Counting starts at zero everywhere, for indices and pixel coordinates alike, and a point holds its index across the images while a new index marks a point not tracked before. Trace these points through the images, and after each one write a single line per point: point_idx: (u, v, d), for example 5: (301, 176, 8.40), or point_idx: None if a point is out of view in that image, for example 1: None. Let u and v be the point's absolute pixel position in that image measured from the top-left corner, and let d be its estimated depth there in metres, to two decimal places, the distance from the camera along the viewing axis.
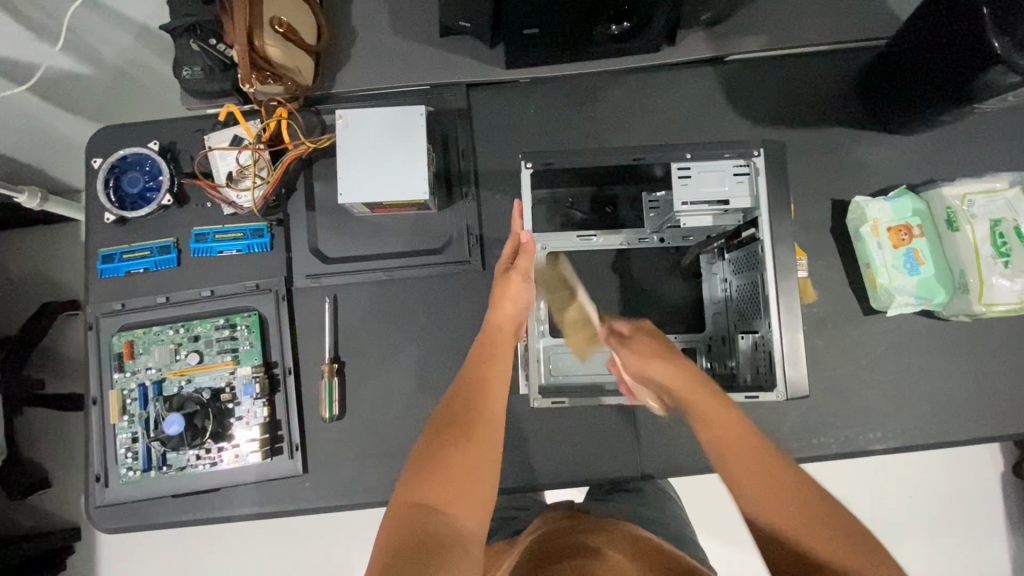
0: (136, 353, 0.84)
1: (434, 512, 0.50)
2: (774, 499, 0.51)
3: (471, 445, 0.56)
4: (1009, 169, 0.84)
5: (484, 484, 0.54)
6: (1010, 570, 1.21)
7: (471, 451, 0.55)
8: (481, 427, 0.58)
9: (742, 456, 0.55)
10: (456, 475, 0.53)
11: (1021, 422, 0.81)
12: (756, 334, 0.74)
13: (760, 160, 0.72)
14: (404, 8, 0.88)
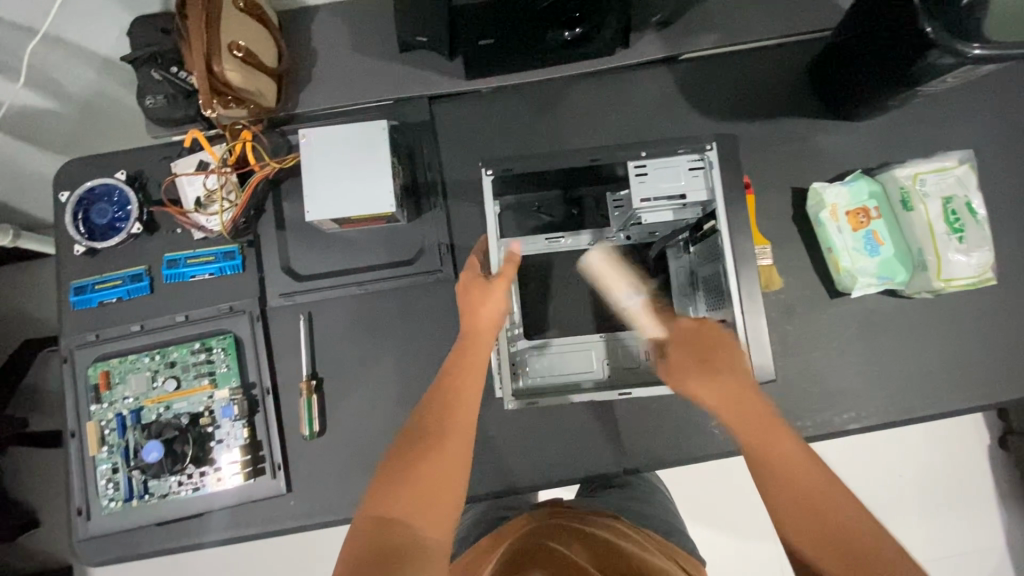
0: (113, 383, 0.84)
1: (399, 520, 0.51)
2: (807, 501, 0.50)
3: (442, 448, 0.56)
4: (961, 147, 0.86)
5: (454, 488, 0.55)
6: (1002, 541, 1.23)
7: (441, 455, 0.56)
8: (452, 434, 0.58)
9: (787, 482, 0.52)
10: (422, 484, 0.53)
11: (990, 392, 0.83)
12: (724, 322, 0.75)
13: (714, 153, 0.74)
14: (362, 26, 0.89)
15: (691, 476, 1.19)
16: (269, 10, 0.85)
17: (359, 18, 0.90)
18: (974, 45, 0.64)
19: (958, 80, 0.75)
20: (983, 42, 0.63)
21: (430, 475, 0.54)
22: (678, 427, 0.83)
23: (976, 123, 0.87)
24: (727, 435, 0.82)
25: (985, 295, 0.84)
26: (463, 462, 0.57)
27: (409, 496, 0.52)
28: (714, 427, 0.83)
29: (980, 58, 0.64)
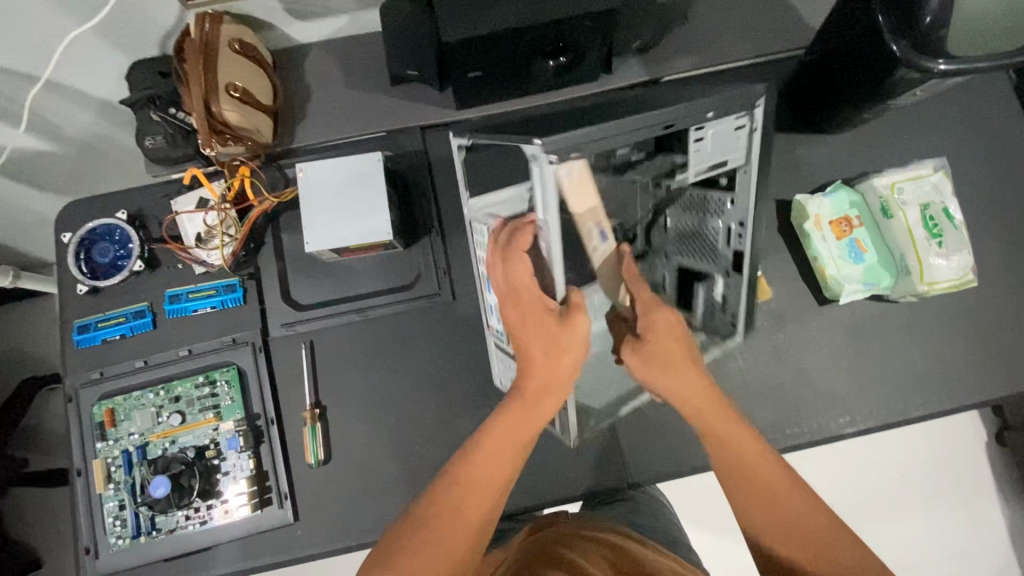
0: (117, 420, 0.84)
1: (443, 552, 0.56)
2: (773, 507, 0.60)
3: (478, 487, 0.60)
4: (935, 154, 0.90)
5: (490, 518, 0.60)
6: (1007, 537, 1.23)
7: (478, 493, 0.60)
8: (484, 485, 0.61)
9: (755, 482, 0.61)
10: (447, 533, 0.57)
11: (980, 391, 0.85)
12: (711, 285, 0.77)
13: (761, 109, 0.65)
14: (355, 62, 0.93)
15: (692, 485, 1.20)
16: (265, 50, 0.89)
17: (351, 55, 0.93)
18: (940, 60, 0.66)
19: (927, 92, 0.78)
20: (949, 57, 0.66)
21: (467, 508, 0.59)
22: (679, 438, 0.85)
23: (948, 131, 0.90)
24: None
25: (969, 297, 0.86)
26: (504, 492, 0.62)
27: (449, 533, 0.57)
28: None
29: (946, 73, 0.67)
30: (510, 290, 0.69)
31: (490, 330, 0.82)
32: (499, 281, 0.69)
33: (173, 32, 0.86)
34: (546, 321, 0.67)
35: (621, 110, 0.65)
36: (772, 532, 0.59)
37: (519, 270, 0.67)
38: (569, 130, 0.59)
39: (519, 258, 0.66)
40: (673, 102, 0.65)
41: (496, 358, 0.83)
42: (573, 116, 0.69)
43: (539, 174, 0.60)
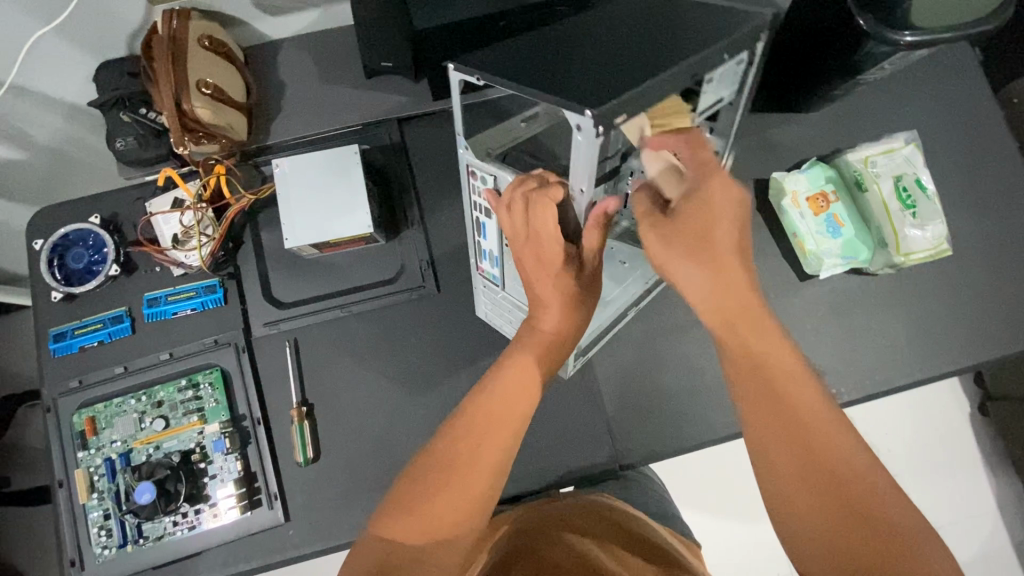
0: (99, 428, 0.83)
1: (445, 521, 0.56)
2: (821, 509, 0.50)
3: (493, 427, 0.60)
4: (906, 128, 0.91)
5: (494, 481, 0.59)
6: (993, 505, 1.26)
7: (491, 441, 0.59)
8: (496, 429, 0.60)
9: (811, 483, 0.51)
10: (456, 476, 0.57)
11: (960, 358, 0.86)
12: None
13: (762, 44, 0.58)
14: (329, 57, 0.92)
15: (685, 466, 1.23)
16: (236, 47, 0.88)
17: (325, 49, 0.92)
18: (907, 32, 0.68)
19: (895, 67, 0.80)
20: (915, 29, 0.68)
21: (472, 472, 0.58)
22: (669, 418, 0.85)
23: (918, 105, 0.92)
24: (714, 421, 0.85)
25: (944, 267, 0.88)
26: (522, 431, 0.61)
27: (453, 504, 0.56)
28: (703, 415, 0.85)
29: (914, 44, 0.68)
30: (526, 241, 0.61)
31: (479, 273, 0.78)
32: (514, 232, 0.60)
33: (141, 30, 0.85)
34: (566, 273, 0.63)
35: (637, 58, 0.55)
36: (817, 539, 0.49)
37: (546, 225, 0.58)
38: (618, 95, 0.49)
39: (546, 212, 0.56)
40: (680, 41, 0.56)
41: (482, 296, 0.82)
42: (566, 52, 0.57)
43: (580, 146, 0.51)
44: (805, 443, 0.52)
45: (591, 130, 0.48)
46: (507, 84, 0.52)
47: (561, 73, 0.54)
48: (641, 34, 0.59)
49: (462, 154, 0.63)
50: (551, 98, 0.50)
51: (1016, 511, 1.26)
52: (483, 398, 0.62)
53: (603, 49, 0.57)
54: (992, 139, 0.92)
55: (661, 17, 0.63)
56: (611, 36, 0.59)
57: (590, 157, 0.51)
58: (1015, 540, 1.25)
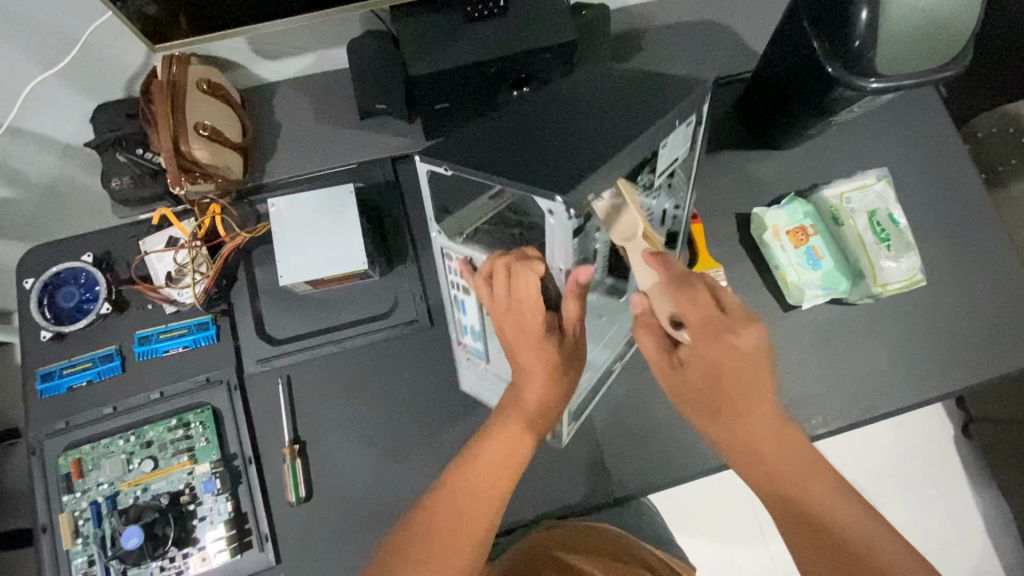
0: (85, 470, 0.81)
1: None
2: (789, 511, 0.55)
3: (474, 501, 0.60)
4: (877, 163, 0.96)
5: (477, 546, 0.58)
6: (983, 527, 1.28)
7: (473, 513, 0.59)
8: (477, 502, 0.60)
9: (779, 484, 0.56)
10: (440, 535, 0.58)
11: (940, 384, 0.89)
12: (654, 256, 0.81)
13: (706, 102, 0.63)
14: (324, 98, 0.95)
15: (679, 494, 1.23)
16: (232, 89, 0.90)
17: (321, 90, 0.95)
18: (871, 78, 0.72)
19: (863, 109, 0.85)
20: (879, 76, 0.72)
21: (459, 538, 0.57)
22: (662, 450, 0.86)
23: (887, 142, 0.97)
24: (705, 450, 0.86)
25: (920, 296, 0.92)
26: (508, 486, 0.62)
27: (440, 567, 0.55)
28: (694, 445, 0.86)
29: (878, 90, 0.72)
30: (509, 314, 0.62)
31: (462, 347, 0.82)
32: (497, 304, 0.62)
33: (140, 74, 0.87)
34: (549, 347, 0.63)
35: (600, 130, 0.57)
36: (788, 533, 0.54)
37: (529, 296, 0.60)
38: (584, 181, 0.52)
39: (527, 283, 0.59)
40: (631, 110, 0.59)
41: (464, 369, 0.85)
42: (527, 126, 0.59)
43: (554, 227, 0.55)
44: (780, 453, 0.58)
45: (563, 213, 0.52)
46: (473, 173, 0.55)
47: (525, 160, 0.55)
48: (596, 101, 0.61)
49: (435, 238, 0.67)
50: (519, 185, 0.53)
51: (1004, 533, 1.28)
52: (465, 468, 0.63)
53: (565, 119, 0.59)
54: (958, 174, 0.97)
55: (606, 82, 0.65)
56: (561, 106, 0.61)
57: (563, 236, 0.56)
58: (1005, 560, 1.26)
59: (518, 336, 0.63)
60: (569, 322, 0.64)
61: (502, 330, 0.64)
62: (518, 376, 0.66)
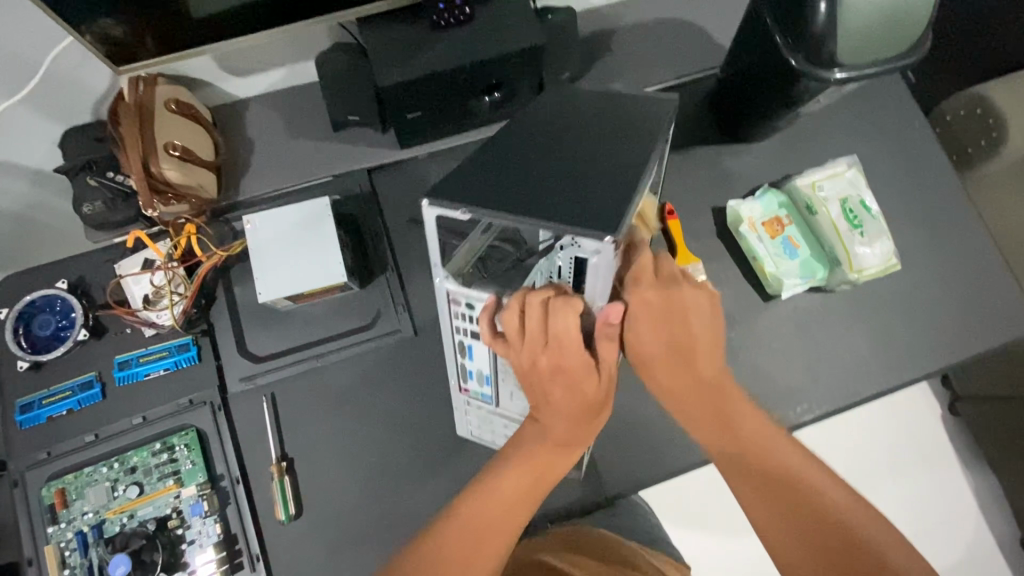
0: (69, 500, 0.80)
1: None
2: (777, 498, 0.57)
3: (490, 531, 0.59)
4: (848, 151, 0.98)
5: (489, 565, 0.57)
6: (974, 504, 1.30)
7: (488, 544, 0.58)
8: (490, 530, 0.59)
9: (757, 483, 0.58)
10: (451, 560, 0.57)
11: (921, 366, 0.91)
12: None
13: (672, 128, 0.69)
14: (295, 112, 0.94)
15: (674, 489, 1.24)
16: (203, 108, 0.89)
17: (292, 105, 0.95)
18: (836, 70, 0.74)
19: (829, 99, 0.86)
20: (843, 67, 0.73)
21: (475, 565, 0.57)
22: (650, 446, 0.87)
23: (856, 131, 0.99)
24: (693, 445, 0.86)
25: (897, 280, 0.93)
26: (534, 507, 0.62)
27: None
28: (682, 440, 0.87)
29: (843, 80, 0.74)
30: (544, 350, 0.58)
31: (465, 393, 0.78)
32: (530, 341, 0.58)
33: (107, 96, 0.86)
34: (584, 386, 0.60)
35: (604, 159, 0.59)
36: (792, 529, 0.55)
37: (565, 333, 0.56)
38: (626, 211, 0.52)
39: (566, 321, 0.55)
40: (618, 136, 0.62)
41: (467, 416, 0.81)
42: (528, 159, 0.59)
43: (598, 263, 0.53)
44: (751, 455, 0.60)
45: (611, 250, 0.51)
46: (497, 216, 0.53)
47: (550, 194, 0.55)
48: (582, 128, 0.63)
49: (439, 284, 0.63)
50: (563, 226, 0.51)
51: (996, 508, 1.30)
52: (479, 499, 0.61)
53: (561, 148, 0.60)
54: (926, 158, 0.98)
55: (569, 113, 0.67)
56: (548, 140, 0.62)
57: (607, 271, 0.54)
58: (996, 534, 1.29)
59: (553, 375, 0.59)
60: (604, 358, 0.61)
61: (533, 368, 0.60)
62: (545, 411, 0.63)
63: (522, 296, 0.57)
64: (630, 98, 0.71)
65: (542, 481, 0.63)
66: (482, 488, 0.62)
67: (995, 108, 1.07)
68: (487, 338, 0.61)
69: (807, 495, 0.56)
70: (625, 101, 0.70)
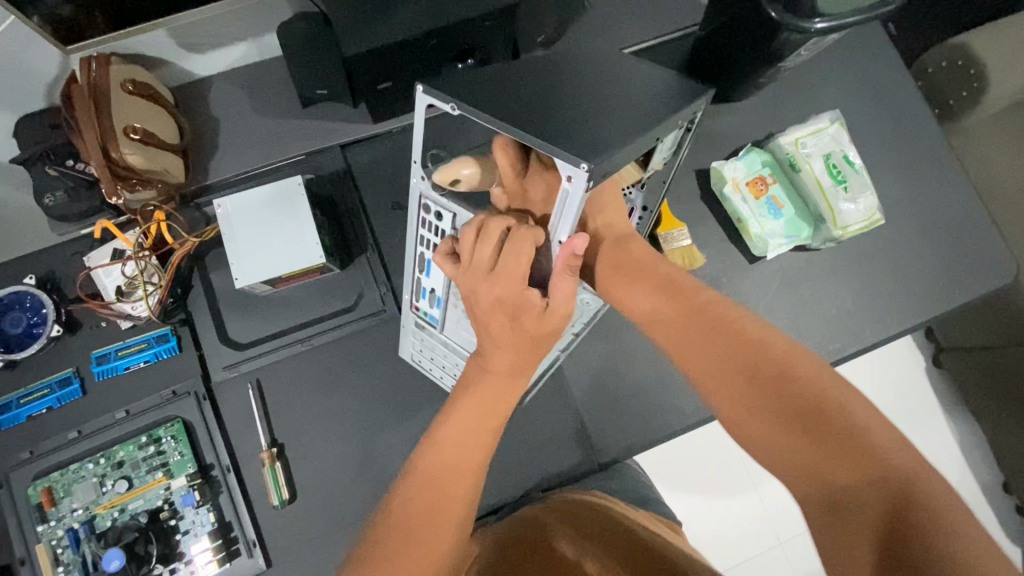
0: (57, 498, 0.79)
1: (436, 549, 0.54)
2: (767, 400, 0.50)
3: (447, 481, 0.57)
4: (830, 107, 0.96)
5: (452, 515, 0.56)
6: (957, 451, 1.33)
7: (448, 494, 0.56)
8: (451, 479, 0.57)
9: (740, 385, 0.52)
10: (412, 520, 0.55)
11: (906, 319, 0.91)
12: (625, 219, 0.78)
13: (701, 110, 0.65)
14: (262, 90, 0.91)
15: (667, 455, 1.26)
16: (162, 88, 0.85)
17: (258, 82, 0.91)
18: (816, 19, 0.71)
19: (810, 51, 0.83)
20: (823, 15, 0.71)
21: (441, 516, 0.55)
22: (641, 412, 0.87)
23: (838, 84, 0.97)
24: (683, 408, 0.87)
25: (881, 235, 0.93)
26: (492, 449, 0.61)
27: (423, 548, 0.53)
28: (672, 402, 0.88)
29: (823, 30, 0.72)
30: (493, 279, 0.58)
31: (415, 310, 0.78)
32: (477, 263, 0.59)
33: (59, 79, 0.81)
34: (524, 318, 0.60)
35: (597, 115, 0.58)
36: (778, 441, 0.49)
37: (516, 262, 0.58)
38: (605, 149, 0.52)
39: (523, 248, 0.57)
40: (621, 100, 0.61)
41: (410, 338, 0.81)
42: (517, 94, 0.60)
43: (569, 196, 0.53)
44: (742, 353, 0.54)
45: (583, 178, 0.51)
46: (471, 111, 0.55)
47: (530, 122, 0.55)
48: (579, 87, 0.63)
49: (416, 183, 0.67)
50: (545, 143, 0.52)
51: (978, 453, 1.33)
52: (433, 449, 0.59)
53: (551, 98, 0.60)
54: (908, 109, 0.97)
55: (546, 72, 0.67)
56: (532, 87, 0.62)
57: (576, 206, 0.54)
58: (978, 479, 1.33)
59: (493, 309, 0.60)
60: (557, 296, 0.60)
61: (474, 298, 0.60)
62: (486, 343, 0.63)
63: (484, 218, 0.60)
64: (618, 68, 0.71)
65: (492, 416, 0.62)
66: (431, 440, 0.60)
67: (977, 57, 1.04)
68: (440, 258, 0.63)
69: (828, 404, 0.48)
70: (616, 71, 0.70)
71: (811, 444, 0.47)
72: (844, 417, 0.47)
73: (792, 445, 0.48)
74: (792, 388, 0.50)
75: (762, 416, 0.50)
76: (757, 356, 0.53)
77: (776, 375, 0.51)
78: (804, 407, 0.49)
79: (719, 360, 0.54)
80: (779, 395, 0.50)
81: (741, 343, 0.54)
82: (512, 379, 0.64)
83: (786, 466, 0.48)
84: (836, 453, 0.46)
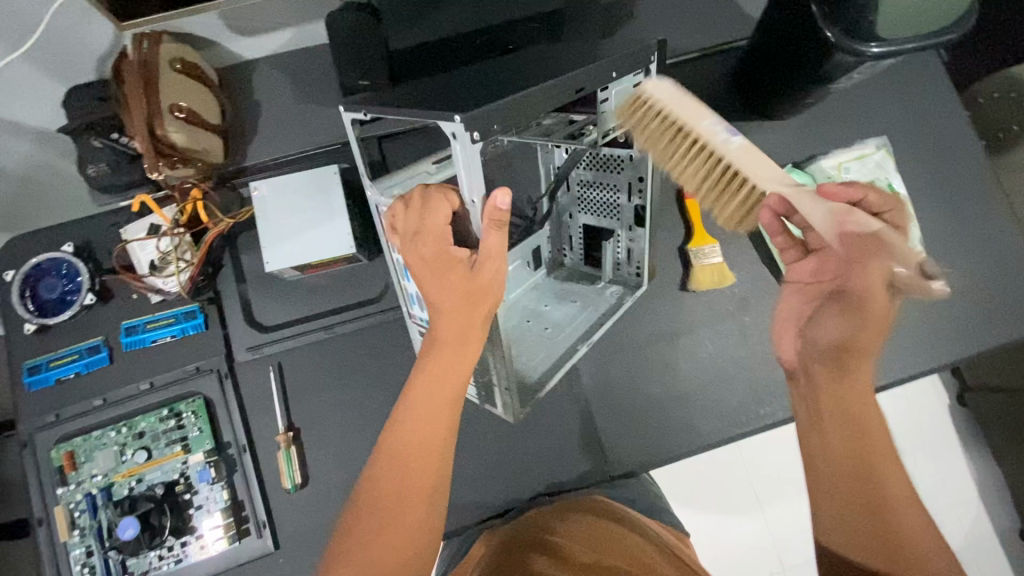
0: (78, 463, 0.80)
1: (409, 524, 0.54)
2: (861, 484, 0.54)
3: (414, 459, 0.56)
4: (875, 133, 0.94)
5: (422, 491, 0.56)
6: (977, 493, 1.29)
7: (412, 471, 0.56)
8: (417, 459, 0.56)
9: (853, 456, 0.55)
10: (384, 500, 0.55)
11: (937, 355, 0.89)
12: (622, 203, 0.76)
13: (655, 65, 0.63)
14: (304, 77, 0.91)
15: (677, 470, 1.25)
16: (208, 68, 0.86)
17: (301, 68, 0.91)
18: (872, 44, 0.69)
19: (863, 75, 0.81)
20: (880, 40, 0.69)
21: (411, 491, 0.55)
22: (656, 427, 0.86)
23: (886, 109, 0.95)
24: (699, 427, 0.86)
25: None
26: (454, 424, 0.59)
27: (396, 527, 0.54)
28: (688, 420, 0.86)
29: (879, 56, 0.70)
30: (418, 240, 0.58)
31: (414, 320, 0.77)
32: (404, 228, 0.59)
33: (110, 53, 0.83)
34: (453, 276, 0.58)
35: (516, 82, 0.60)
36: (836, 516, 0.55)
37: (438, 223, 0.57)
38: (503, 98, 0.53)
39: (441, 209, 0.57)
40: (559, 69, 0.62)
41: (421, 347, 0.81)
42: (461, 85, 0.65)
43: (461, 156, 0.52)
44: (870, 433, 0.55)
45: (463, 133, 0.50)
46: (382, 108, 0.60)
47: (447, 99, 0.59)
48: (534, 70, 0.67)
49: (373, 196, 0.65)
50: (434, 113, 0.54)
51: (999, 497, 1.29)
52: (397, 425, 0.58)
53: (490, 82, 0.64)
54: (957, 140, 0.95)
55: (521, 62, 0.72)
56: (490, 76, 0.67)
57: (475, 164, 0.52)
58: (997, 524, 1.28)
59: (420, 268, 0.59)
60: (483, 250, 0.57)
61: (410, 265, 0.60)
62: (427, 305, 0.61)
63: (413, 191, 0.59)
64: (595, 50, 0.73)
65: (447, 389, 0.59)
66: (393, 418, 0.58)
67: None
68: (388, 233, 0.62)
69: (892, 509, 0.53)
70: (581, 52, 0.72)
71: (872, 545, 0.52)
72: (899, 527, 0.52)
73: (855, 528, 0.53)
74: (873, 493, 0.54)
75: (844, 498, 0.54)
76: (878, 440, 0.55)
77: (876, 461, 0.54)
78: (871, 507, 0.53)
79: (847, 430, 0.56)
80: (853, 486, 0.54)
81: (869, 426, 0.56)
82: (462, 350, 0.59)
83: (834, 535, 0.55)
84: (889, 554, 0.52)
